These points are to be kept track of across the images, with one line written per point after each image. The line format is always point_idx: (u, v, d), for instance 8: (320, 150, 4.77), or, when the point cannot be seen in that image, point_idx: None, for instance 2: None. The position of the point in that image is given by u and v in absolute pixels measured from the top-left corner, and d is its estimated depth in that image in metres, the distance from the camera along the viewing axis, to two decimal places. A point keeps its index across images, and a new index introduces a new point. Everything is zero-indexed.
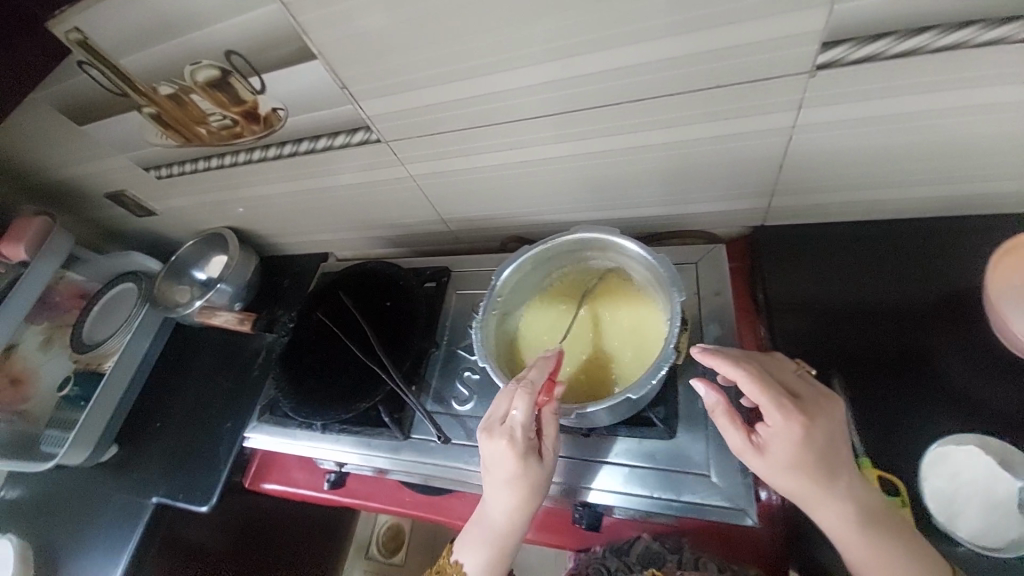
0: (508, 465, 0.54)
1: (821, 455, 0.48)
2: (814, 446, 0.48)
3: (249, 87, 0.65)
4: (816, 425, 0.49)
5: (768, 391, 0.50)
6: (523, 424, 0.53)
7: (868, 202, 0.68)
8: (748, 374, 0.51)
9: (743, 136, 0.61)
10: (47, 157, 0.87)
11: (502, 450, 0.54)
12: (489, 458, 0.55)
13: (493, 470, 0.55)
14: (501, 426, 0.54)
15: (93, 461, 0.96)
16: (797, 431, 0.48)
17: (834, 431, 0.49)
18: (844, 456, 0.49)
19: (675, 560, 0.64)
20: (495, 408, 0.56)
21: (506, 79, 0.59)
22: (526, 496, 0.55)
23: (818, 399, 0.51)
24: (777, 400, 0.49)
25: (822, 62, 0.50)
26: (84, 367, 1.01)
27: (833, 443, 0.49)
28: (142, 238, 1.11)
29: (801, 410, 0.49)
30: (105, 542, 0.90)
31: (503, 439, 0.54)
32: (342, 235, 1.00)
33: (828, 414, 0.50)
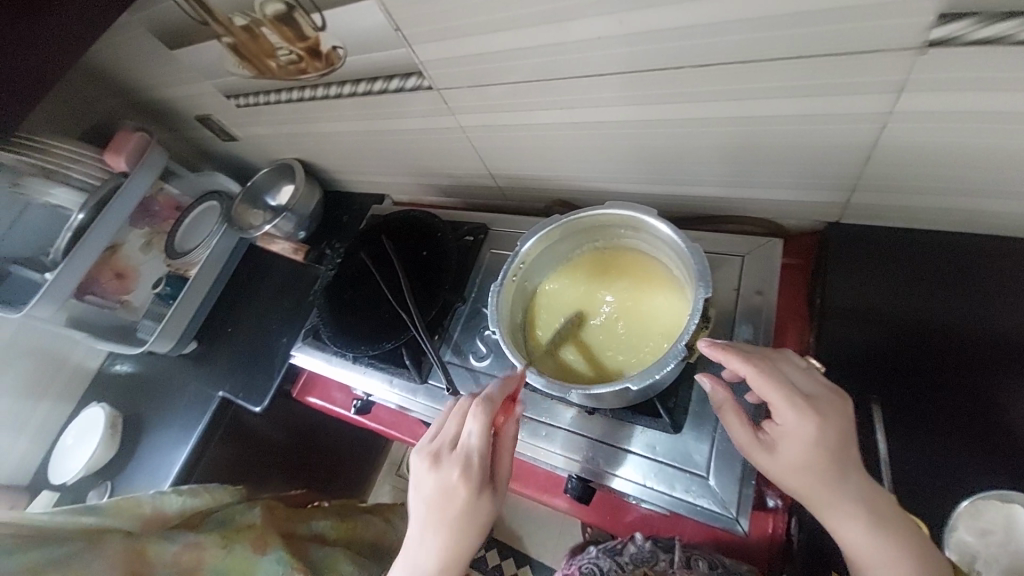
0: (455, 495, 0.51)
1: (834, 454, 0.46)
2: (827, 444, 0.46)
3: (311, 23, 0.67)
4: (829, 422, 0.46)
5: (779, 386, 0.47)
6: (476, 450, 0.52)
7: (970, 211, 0.57)
8: (758, 368, 0.48)
9: (827, 118, 0.53)
10: (148, 78, 0.97)
11: (450, 477, 0.51)
12: (433, 488, 0.52)
13: (435, 500, 0.51)
14: (451, 451, 0.53)
15: (178, 351, 1.12)
16: (811, 427, 0.46)
17: (847, 428, 0.46)
18: (855, 455, 0.46)
19: (668, 560, 0.62)
20: (445, 434, 0.54)
21: (560, 32, 0.55)
22: (468, 533, 0.51)
23: (831, 396, 0.48)
24: (788, 394, 0.47)
25: (934, 39, 0.42)
26: (175, 272, 1.13)
27: (845, 440, 0.46)
28: (226, 161, 1.21)
29: (814, 406, 0.47)
30: (181, 422, 1.06)
31: (454, 464, 0.52)
32: (397, 179, 1.02)
33: (842, 410, 0.47)
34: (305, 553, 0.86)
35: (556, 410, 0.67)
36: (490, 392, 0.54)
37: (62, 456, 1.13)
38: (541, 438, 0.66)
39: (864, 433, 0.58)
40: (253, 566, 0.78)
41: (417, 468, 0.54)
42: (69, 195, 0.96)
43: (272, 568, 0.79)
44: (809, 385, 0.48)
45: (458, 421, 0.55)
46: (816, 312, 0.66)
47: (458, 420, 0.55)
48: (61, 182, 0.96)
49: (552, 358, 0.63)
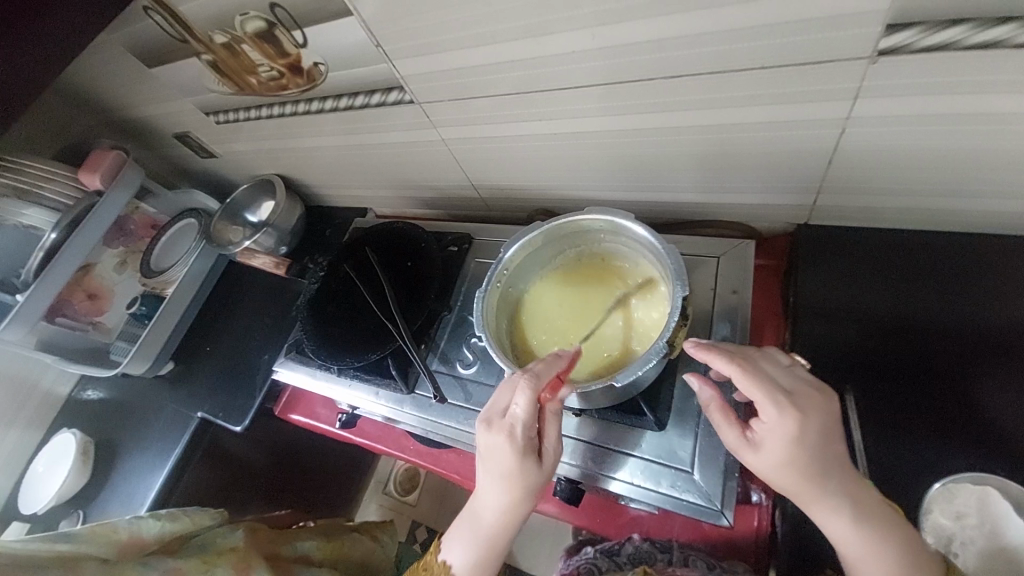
0: (503, 460, 0.53)
1: (815, 449, 0.47)
2: (809, 439, 0.47)
3: (292, 40, 0.68)
4: (808, 417, 0.47)
5: (761, 384, 0.48)
6: (523, 421, 0.52)
7: (926, 209, 0.61)
8: (741, 367, 0.49)
9: (790, 125, 0.56)
10: (124, 96, 0.96)
11: (497, 445, 0.52)
12: (484, 450, 0.54)
13: (486, 461, 0.54)
14: (500, 420, 0.53)
15: (153, 373, 1.09)
16: (793, 423, 0.47)
17: (828, 422, 0.48)
18: (836, 448, 0.48)
19: (666, 559, 0.64)
20: (495, 401, 0.55)
21: (537, 46, 0.57)
22: (517, 492, 0.54)
23: (810, 393, 0.49)
24: (769, 392, 0.48)
25: (883, 48, 0.45)
26: (151, 292, 1.10)
27: (826, 434, 0.47)
28: (205, 178, 1.20)
29: (795, 402, 0.48)
30: (158, 445, 1.03)
31: (502, 431, 0.53)
32: (380, 192, 1.03)
33: (823, 405, 0.48)
34: None
35: None
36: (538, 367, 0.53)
37: (29, 487, 1.08)
38: None
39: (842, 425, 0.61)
40: None
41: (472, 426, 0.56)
42: (42, 215, 0.94)
43: None
44: (789, 383, 0.49)
45: (508, 390, 0.55)
46: (790, 309, 0.69)
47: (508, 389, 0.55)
48: (33, 202, 0.93)
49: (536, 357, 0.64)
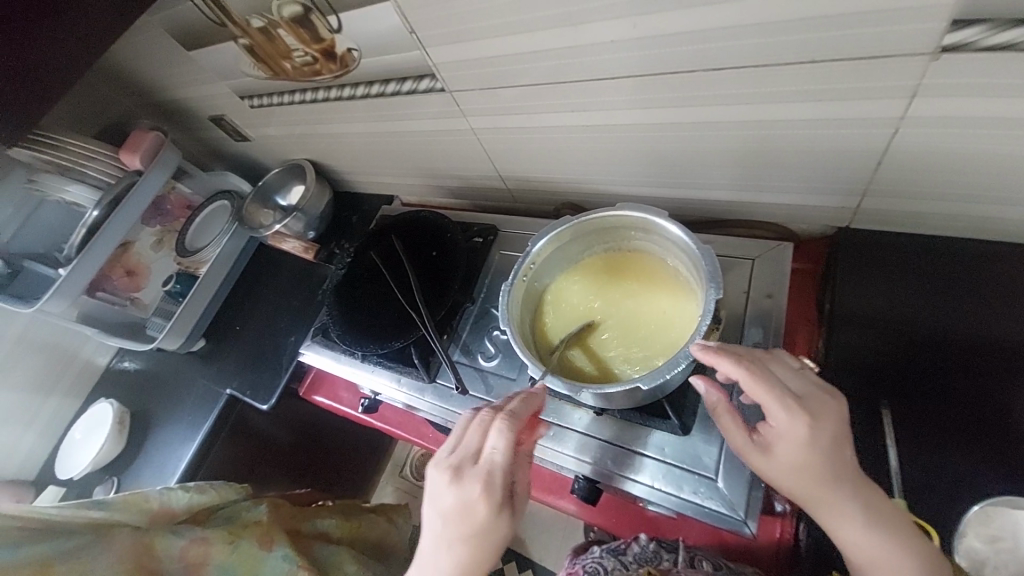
0: (478, 515, 0.47)
1: (828, 456, 0.46)
2: (821, 444, 0.45)
3: (327, 26, 0.68)
4: (820, 423, 0.46)
5: (770, 388, 0.47)
6: (501, 467, 0.48)
7: (981, 217, 0.57)
8: (750, 372, 0.47)
9: (838, 123, 0.53)
10: (164, 78, 0.98)
11: (471, 496, 0.47)
12: (452, 505, 0.47)
13: (453, 519, 0.47)
14: (475, 466, 0.48)
15: (185, 349, 1.13)
16: (804, 428, 0.46)
17: (840, 428, 0.46)
18: (849, 453, 0.46)
19: (672, 559, 0.62)
20: (466, 446, 0.50)
21: (574, 35, 0.56)
22: (482, 556, 0.47)
23: (822, 396, 0.47)
24: (779, 396, 0.46)
25: (947, 45, 0.42)
26: (185, 270, 1.13)
27: (838, 439, 0.46)
28: (238, 161, 1.22)
29: (805, 406, 0.46)
30: (188, 418, 1.07)
31: (477, 481, 0.47)
32: (407, 181, 1.03)
33: (835, 409, 0.47)
34: (310, 551, 0.86)
35: (564, 412, 0.67)
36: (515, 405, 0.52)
37: (68, 451, 1.14)
38: (550, 440, 0.66)
39: (875, 440, 0.58)
40: (259, 562, 0.79)
41: (433, 479, 0.49)
42: (86, 193, 0.98)
43: (278, 565, 0.79)
44: (800, 386, 0.48)
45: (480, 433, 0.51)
46: (826, 318, 0.66)
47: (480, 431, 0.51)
48: (76, 179, 0.97)
49: (557, 355, 0.63)
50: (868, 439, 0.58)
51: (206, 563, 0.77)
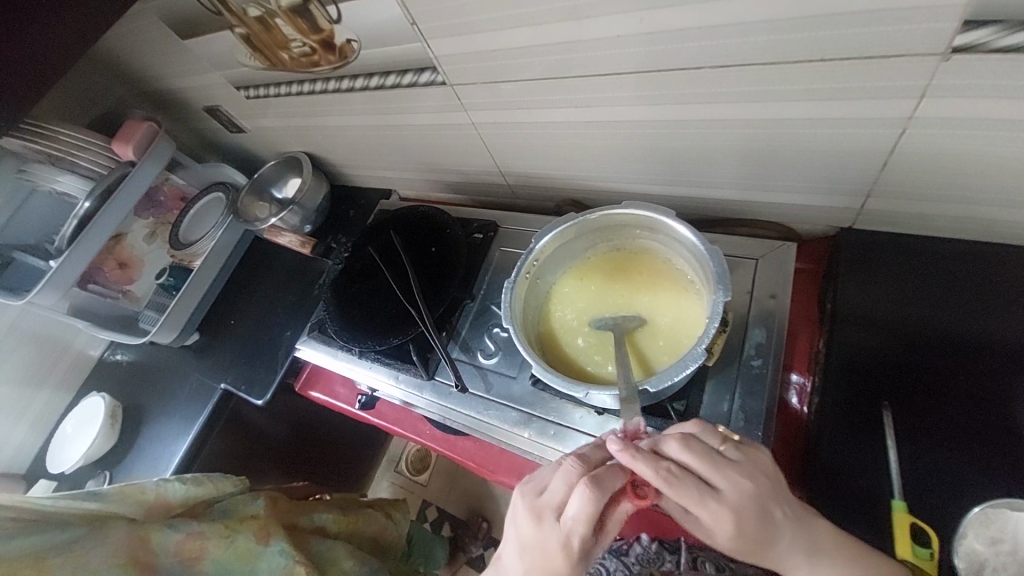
0: (551, 560, 0.48)
1: (757, 535, 0.46)
2: (748, 529, 0.45)
3: (326, 15, 0.67)
4: (744, 513, 0.45)
5: (689, 492, 0.45)
6: (581, 535, 0.46)
7: (984, 220, 0.57)
8: (671, 485, 0.45)
9: (845, 122, 0.53)
10: (157, 67, 0.96)
11: (549, 545, 0.47)
12: (532, 543, 0.49)
13: (531, 552, 0.49)
14: (555, 520, 0.47)
15: (180, 343, 1.12)
16: (729, 522, 0.45)
17: (766, 506, 0.46)
18: (778, 518, 0.46)
19: (674, 561, 0.64)
20: (551, 495, 0.48)
21: (579, 28, 0.54)
22: None
23: (742, 488, 0.45)
24: (699, 500, 0.45)
25: (958, 45, 0.42)
26: (179, 263, 1.11)
27: (765, 516, 0.46)
28: (234, 152, 1.20)
29: (726, 499, 0.45)
30: (183, 412, 1.06)
31: (555, 536, 0.47)
32: (406, 175, 1.01)
33: (755, 494, 0.46)
34: (306, 546, 0.85)
35: (567, 411, 0.66)
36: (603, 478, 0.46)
37: (59, 445, 1.12)
38: (552, 440, 0.65)
39: (875, 441, 0.58)
40: (256, 556, 0.78)
41: (520, 508, 0.51)
42: (76, 182, 0.95)
43: (274, 560, 0.78)
44: (722, 482, 0.45)
45: (566, 484, 0.48)
46: (827, 318, 0.66)
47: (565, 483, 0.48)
48: (67, 169, 0.95)
49: (563, 354, 0.63)
50: (869, 440, 0.58)
51: (203, 558, 0.76)
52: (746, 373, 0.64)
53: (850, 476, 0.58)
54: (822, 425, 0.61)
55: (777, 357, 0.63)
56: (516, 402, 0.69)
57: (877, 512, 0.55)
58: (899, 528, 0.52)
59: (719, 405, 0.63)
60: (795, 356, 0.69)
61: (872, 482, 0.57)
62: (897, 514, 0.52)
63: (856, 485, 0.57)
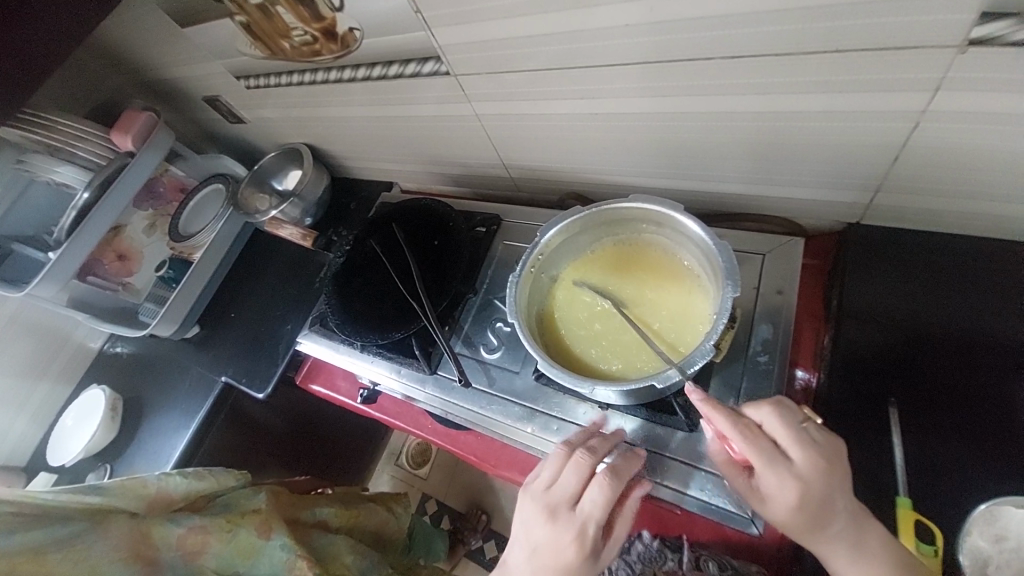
0: (567, 555, 0.48)
1: (817, 514, 0.46)
2: (810, 506, 0.46)
3: (328, 3, 0.66)
4: (811, 486, 0.45)
5: (760, 450, 0.47)
6: (597, 521, 0.49)
7: (994, 216, 0.57)
8: (744, 437, 0.47)
9: (856, 115, 0.52)
10: (156, 56, 0.95)
11: (565, 540, 0.49)
12: (545, 542, 0.49)
13: (544, 552, 0.49)
14: (570, 512, 0.50)
15: (180, 335, 1.11)
16: (793, 492, 0.45)
17: (833, 490, 0.46)
18: (840, 506, 0.46)
19: (677, 559, 0.63)
20: (563, 490, 0.51)
21: (586, 18, 0.53)
22: None
23: (816, 461, 0.46)
24: (768, 460, 0.46)
25: (974, 37, 0.41)
26: (179, 255, 1.11)
27: (829, 499, 0.46)
28: (234, 143, 1.19)
29: (796, 470, 0.46)
30: (183, 406, 1.06)
31: (571, 526, 0.49)
32: (408, 167, 1.00)
33: (829, 472, 0.46)
34: (308, 540, 0.85)
35: (571, 407, 0.66)
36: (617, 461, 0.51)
37: (59, 438, 1.12)
38: (555, 435, 0.65)
39: (882, 437, 0.58)
40: (258, 549, 0.78)
41: (530, 510, 0.52)
42: (74, 173, 0.93)
43: (276, 554, 0.78)
44: (797, 451, 0.46)
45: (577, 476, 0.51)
46: (833, 314, 0.65)
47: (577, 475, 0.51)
48: (65, 160, 0.93)
49: (568, 349, 0.62)
50: (875, 436, 0.58)
51: (204, 552, 0.76)
52: (751, 369, 0.63)
53: (856, 472, 0.57)
54: (827, 421, 0.60)
55: (783, 353, 0.63)
56: (520, 398, 0.68)
57: (882, 508, 0.55)
58: (903, 523, 0.52)
59: (724, 401, 0.63)
60: (800, 352, 0.69)
61: (877, 478, 0.56)
62: (902, 510, 0.52)
63: (859, 481, 0.56)
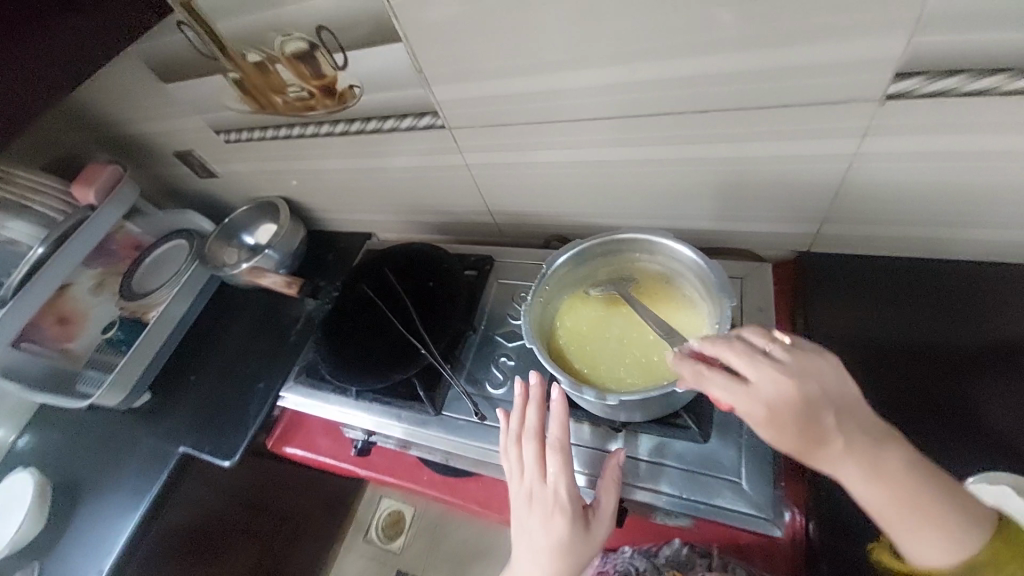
0: (552, 527, 0.55)
1: (804, 433, 0.45)
2: (787, 423, 0.45)
3: (331, 62, 0.69)
4: (779, 404, 0.46)
5: (717, 383, 0.48)
6: (564, 485, 0.56)
7: (920, 239, 0.68)
8: (698, 375, 0.49)
9: (804, 159, 0.62)
10: (129, 110, 0.93)
11: (548, 513, 0.55)
12: (532, 525, 0.56)
13: (534, 535, 0.55)
14: (542, 489, 0.57)
15: (126, 406, 1.00)
16: (762, 413, 0.46)
17: (805, 405, 0.45)
18: (825, 421, 0.45)
19: (704, 564, 0.64)
20: (530, 470, 0.59)
21: (574, 79, 0.61)
22: (567, 568, 0.54)
23: (773, 379, 0.46)
24: (725, 389, 0.48)
25: (892, 93, 0.52)
26: (129, 315, 1.03)
27: (806, 415, 0.45)
28: (200, 198, 1.16)
29: (758, 391, 0.46)
30: (132, 484, 0.93)
31: (546, 500, 0.56)
32: (390, 218, 1.03)
33: (794, 387, 0.46)
34: None
35: (584, 433, 0.68)
36: (557, 428, 0.59)
37: None
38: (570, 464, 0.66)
39: None
40: None
41: (515, 503, 0.59)
42: (26, 230, 0.90)
43: None
44: (753, 375, 0.47)
45: (536, 456, 0.59)
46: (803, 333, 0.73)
47: (535, 456, 0.59)
48: (18, 216, 0.90)
49: (578, 369, 0.63)
50: None
51: None
52: None
53: None
54: None
55: None
56: None
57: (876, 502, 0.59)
58: None
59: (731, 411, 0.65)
60: None
61: None
62: None
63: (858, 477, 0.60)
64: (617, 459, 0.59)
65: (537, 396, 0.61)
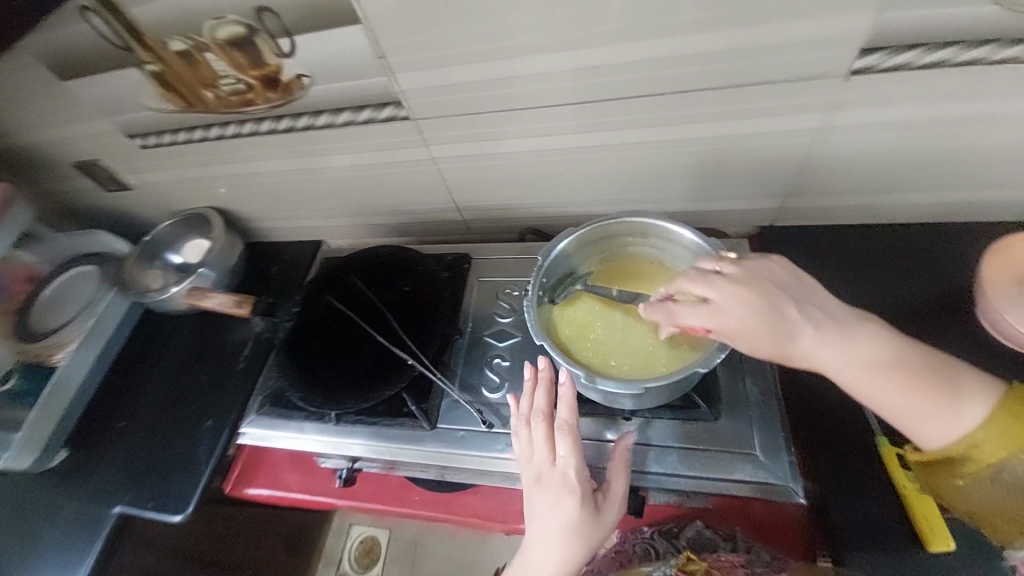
0: (563, 510, 0.53)
1: (771, 331, 0.50)
2: (754, 326, 0.50)
3: (275, 49, 0.62)
4: (742, 311, 0.50)
5: (686, 309, 0.52)
6: (574, 467, 0.54)
7: (873, 206, 0.73)
8: (667, 306, 0.53)
9: (774, 136, 0.64)
10: (12, 115, 0.78)
11: (558, 496, 0.54)
12: (540, 508, 0.54)
13: (543, 517, 0.54)
14: (551, 471, 0.55)
15: (38, 469, 0.84)
16: (731, 321, 0.50)
17: (763, 306, 0.50)
18: (782, 316, 0.50)
19: (728, 547, 0.72)
20: (539, 453, 0.56)
21: (550, 62, 0.59)
22: (578, 547, 0.53)
23: (729, 290, 0.51)
24: (693, 311, 0.52)
25: (857, 68, 0.54)
26: (31, 360, 0.87)
27: (766, 314, 0.50)
28: (111, 216, 1.00)
29: (720, 304, 0.51)
30: (51, 562, 0.77)
31: (556, 482, 0.54)
32: (344, 222, 0.94)
33: (749, 292, 0.51)
34: None
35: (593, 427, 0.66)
36: (566, 408, 0.57)
37: None
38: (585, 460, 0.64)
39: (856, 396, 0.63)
40: None
41: (523, 486, 0.56)
42: None
43: None
44: (712, 293, 0.52)
45: (544, 438, 0.56)
46: None
47: (544, 438, 0.56)
48: None
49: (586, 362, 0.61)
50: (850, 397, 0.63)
51: None
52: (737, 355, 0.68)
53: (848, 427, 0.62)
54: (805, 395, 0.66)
55: None
56: None
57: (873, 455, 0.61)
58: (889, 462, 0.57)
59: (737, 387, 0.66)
60: None
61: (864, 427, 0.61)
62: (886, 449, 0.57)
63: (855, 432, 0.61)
64: (625, 440, 0.57)
65: (544, 378, 0.58)
